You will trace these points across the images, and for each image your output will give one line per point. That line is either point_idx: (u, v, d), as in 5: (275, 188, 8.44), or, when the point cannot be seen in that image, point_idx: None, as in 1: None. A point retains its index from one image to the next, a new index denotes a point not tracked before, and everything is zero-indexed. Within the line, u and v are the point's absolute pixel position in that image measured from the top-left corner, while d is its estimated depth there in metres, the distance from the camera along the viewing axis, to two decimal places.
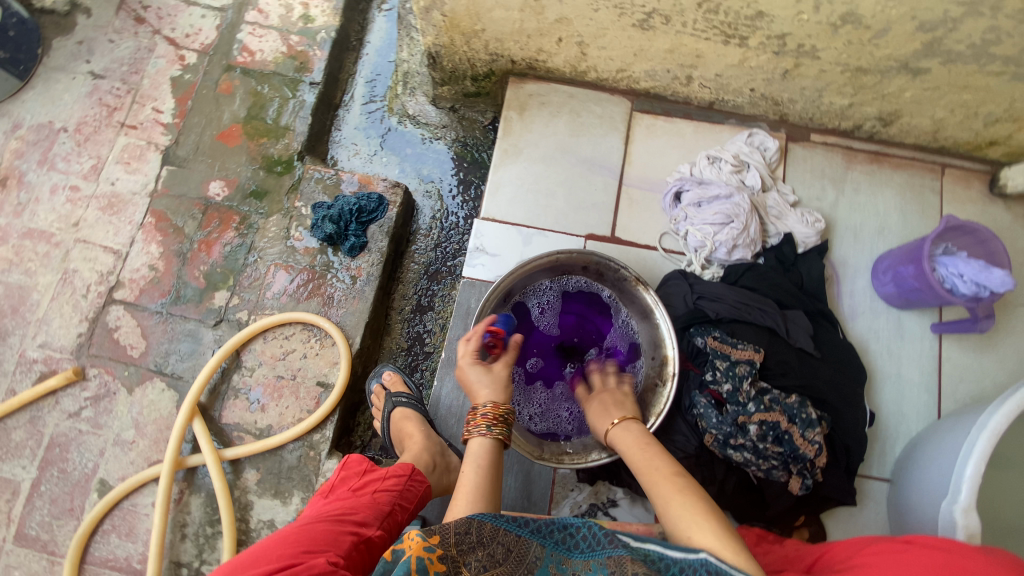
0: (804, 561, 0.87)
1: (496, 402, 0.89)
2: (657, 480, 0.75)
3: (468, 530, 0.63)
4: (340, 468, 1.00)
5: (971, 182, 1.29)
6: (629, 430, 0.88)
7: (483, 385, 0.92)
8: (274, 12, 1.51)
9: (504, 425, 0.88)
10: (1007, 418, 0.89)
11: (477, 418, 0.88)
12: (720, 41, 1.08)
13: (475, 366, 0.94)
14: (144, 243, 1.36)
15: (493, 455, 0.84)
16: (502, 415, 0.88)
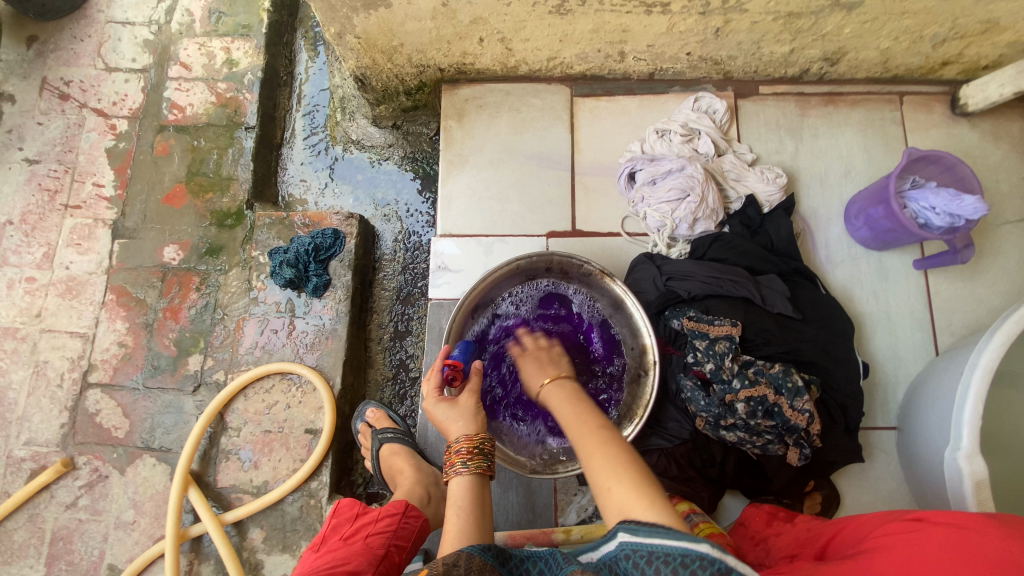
0: (816, 544, 0.84)
1: (469, 435, 0.83)
2: (583, 435, 0.68)
3: (456, 561, 0.60)
4: (330, 516, 0.99)
5: (932, 106, 1.24)
6: (563, 385, 0.80)
7: (454, 419, 0.86)
8: (197, 62, 1.48)
9: (481, 456, 0.83)
10: (997, 354, 0.85)
11: (453, 456, 0.83)
12: (643, 12, 1.03)
13: (440, 402, 0.88)
14: (110, 321, 1.35)
15: (477, 490, 0.81)
16: (477, 447, 0.83)
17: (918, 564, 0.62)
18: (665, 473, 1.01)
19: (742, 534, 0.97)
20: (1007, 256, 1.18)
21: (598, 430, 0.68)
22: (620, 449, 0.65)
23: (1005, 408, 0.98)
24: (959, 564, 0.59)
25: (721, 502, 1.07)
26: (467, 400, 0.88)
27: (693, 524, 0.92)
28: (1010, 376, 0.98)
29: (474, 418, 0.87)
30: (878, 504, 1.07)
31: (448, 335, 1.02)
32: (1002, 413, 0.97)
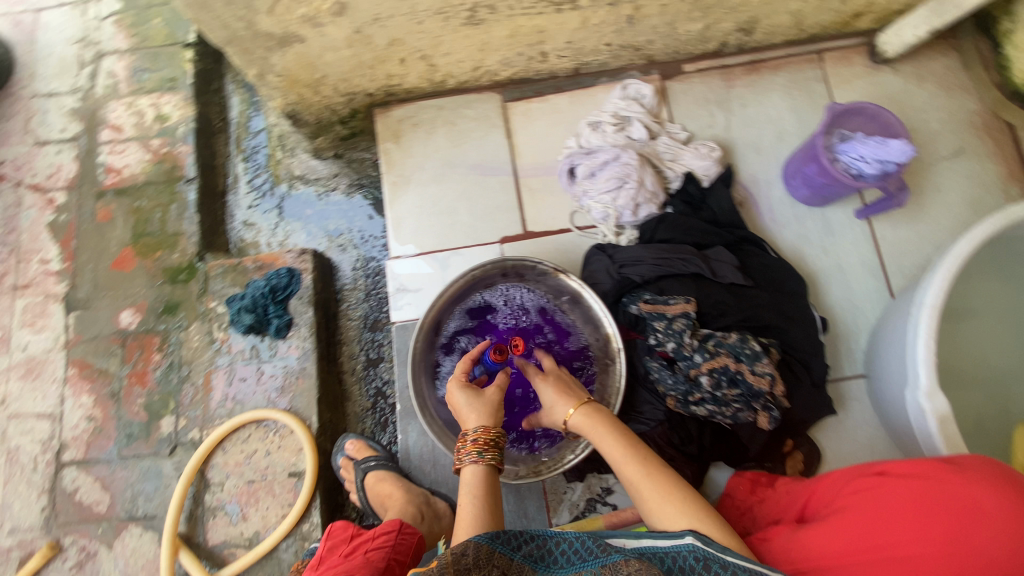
0: (795, 505, 0.84)
1: (486, 426, 0.85)
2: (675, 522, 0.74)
3: (464, 552, 0.64)
4: (326, 539, 0.99)
5: (852, 59, 1.27)
6: (596, 419, 0.86)
7: (474, 406, 0.89)
8: (127, 122, 1.46)
9: (495, 450, 0.84)
10: (942, 289, 0.86)
11: (466, 444, 0.85)
12: (554, 11, 1.05)
13: (466, 388, 0.91)
14: (75, 396, 1.32)
15: (488, 481, 0.82)
16: (493, 440, 0.84)
17: (892, 523, 0.63)
18: None
19: (730, 506, 0.99)
20: (946, 192, 1.21)
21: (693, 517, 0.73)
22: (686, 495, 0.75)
23: (957, 339, 1.03)
24: (932, 520, 0.60)
25: (708, 476, 1.09)
26: (493, 392, 0.91)
27: None
28: (956, 309, 1.03)
29: (494, 410, 0.89)
30: (859, 452, 1.09)
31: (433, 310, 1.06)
32: (957, 345, 1.03)
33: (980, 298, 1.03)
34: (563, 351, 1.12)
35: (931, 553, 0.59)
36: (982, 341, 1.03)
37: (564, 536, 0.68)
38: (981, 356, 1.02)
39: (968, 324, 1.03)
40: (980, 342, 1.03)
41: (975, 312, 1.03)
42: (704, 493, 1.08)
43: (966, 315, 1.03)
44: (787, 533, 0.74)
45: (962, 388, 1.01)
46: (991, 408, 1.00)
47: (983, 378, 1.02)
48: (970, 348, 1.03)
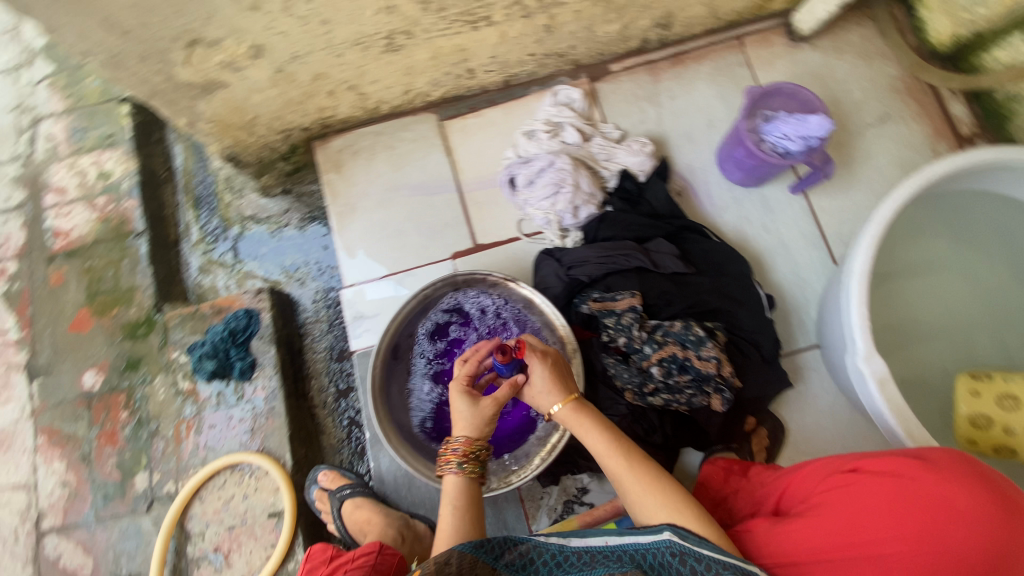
0: (771, 501, 0.82)
1: (470, 439, 0.86)
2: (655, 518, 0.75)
3: (448, 559, 0.67)
4: (306, 561, 1.01)
5: (772, 40, 1.30)
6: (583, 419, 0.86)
7: (466, 415, 0.88)
8: (71, 184, 1.46)
9: (475, 463, 0.86)
10: (868, 253, 0.88)
11: (449, 453, 0.86)
12: (471, 29, 1.07)
13: (466, 394, 0.89)
14: (47, 464, 1.31)
15: (468, 491, 0.85)
16: (474, 453, 0.85)
17: (867, 519, 0.63)
18: None
19: (705, 497, 0.98)
20: (877, 158, 1.24)
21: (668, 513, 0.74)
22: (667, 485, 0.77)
23: (890, 299, 1.15)
24: (907, 518, 0.61)
25: (681, 459, 1.11)
26: (488, 404, 0.88)
27: None
28: (884, 272, 1.16)
29: (484, 421, 0.88)
30: (821, 422, 1.11)
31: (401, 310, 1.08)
32: (899, 302, 1.15)
33: (906, 259, 1.16)
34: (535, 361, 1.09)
35: (903, 549, 0.60)
36: (921, 297, 1.15)
37: (547, 548, 0.71)
38: (913, 311, 1.15)
39: (898, 284, 1.15)
40: (911, 299, 1.15)
41: (903, 273, 1.15)
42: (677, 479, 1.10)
43: (895, 276, 1.16)
44: (760, 529, 0.74)
45: (900, 342, 1.13)
46: (927, 357, 1.12)
47: (917, 331, 1.14)
48: (904, 306, 1.15)
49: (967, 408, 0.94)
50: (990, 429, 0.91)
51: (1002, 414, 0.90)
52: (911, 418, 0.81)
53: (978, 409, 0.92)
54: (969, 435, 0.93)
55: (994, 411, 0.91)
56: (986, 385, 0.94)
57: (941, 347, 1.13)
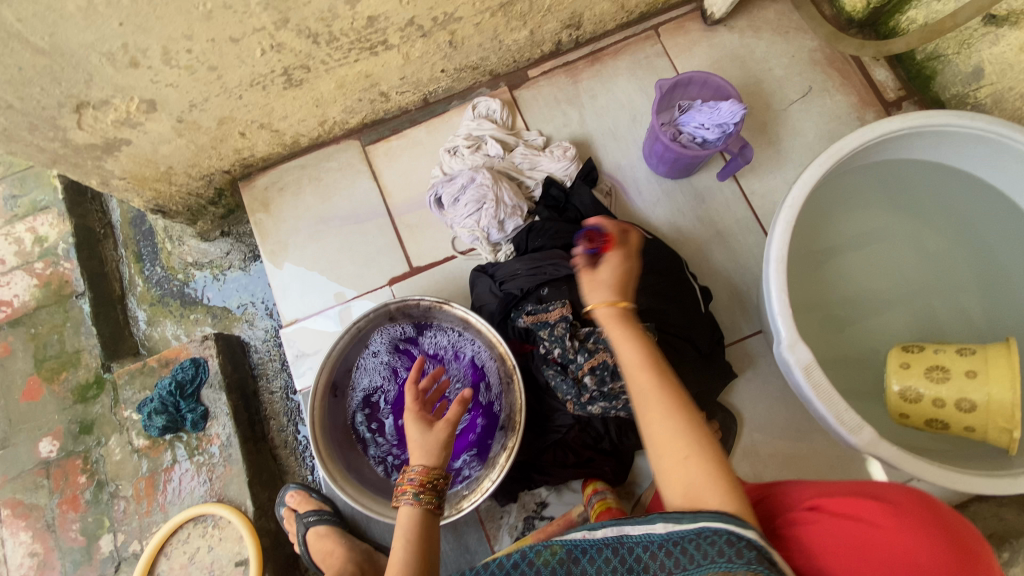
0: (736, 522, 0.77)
1: (426, 468, 0.80)
2: (667, 457, 0.63)
3: None
4: None
5: (687, 26, 1.28)
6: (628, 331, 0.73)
7: (417, 441, 0.82)
8: (8, 253, 1.44)
9: (433, 493, 0.79)
10: (783, 242, 0.87)
11: (404, 483, 0.80)
12: (370, 55, 1.05)
13: (418, 420, 0.83)
14: (14, 536, 1.29)
15: (422, 524, 0.78)
16: (431, 482, 0.79)
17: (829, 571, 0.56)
18: (566, 463, 1.05)
19: None
20: (804, 134, 1.23)
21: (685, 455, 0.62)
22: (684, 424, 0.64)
23: (831, 274, 1.14)
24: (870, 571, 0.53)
25: (636, 463, 1.10)
26: (441, 429, 0.82)
27: (591, 505, 0.98)
28: (824, 248, 1.15)
29: (439, 445, 0.81)
30: (770, 408, 1.12)
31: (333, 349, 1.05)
32: (836, 278, 1.14)
33: (846, 233, 1.14)
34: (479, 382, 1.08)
35: None
36: (857, 271, 1.14)
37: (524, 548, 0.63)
38: (856, 286, 1.14)
39: (838, 259, 1.14)
40: (850, 273, 1.14)
41: (843, 247, 1.15)
42: (633, 481, 1.10)
43: (835, 251, 1.15)
44: None
45: (843, 318, 1.13)
46: (871, 331, 1.11)
47: (860, 305, 1.13)
48: (845, 281, 1.14)
49: (898, 382, 0.94)
50: (921, 401, 0.91)
51: (931, 386, 0.90)
52: (840, 404, 0.80)
53: (908, 382, 0.92)
54: (901, 409, 0.93)
55: (924, 385, 0.91)
56: (916, 357, 0.94)
57: (885, 320, 1.12)
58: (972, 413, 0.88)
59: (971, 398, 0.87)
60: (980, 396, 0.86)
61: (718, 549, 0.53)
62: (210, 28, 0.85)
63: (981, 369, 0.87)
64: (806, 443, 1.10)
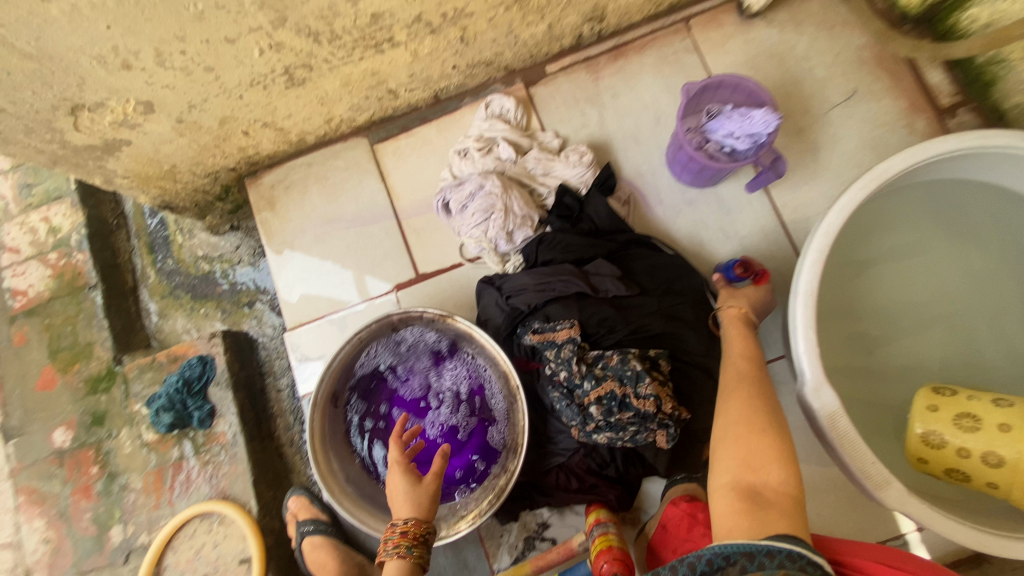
0: None
1: (418, 520, 0.82)
2: (735, 424, 0.74)
3: None
4: None
5: (722, 19, 1.18)
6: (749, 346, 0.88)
7: (405, 494, 0.85)
8: (23, 242, 1.45)
9: (423, 546, 0.81)
10: (814, 273, 0.79)
11: (394, 537, 0.81)
12: (376, 53, 0.99)
13: (406, 473, 0.86)
14: (28, 522, 1.33)
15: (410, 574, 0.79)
16: (422, 535, 0.81)
17: None
18: (569, 487, 1.01)
19: (667, 542, 0.92)
20: (844, 141, 1.13)
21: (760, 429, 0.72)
22: (762, 407, 0.75)
23: (865, 289, 1.05)
24: None
25: (642, 488, 1.06)
26: (431, 482, 0.85)
27: (593, 538, 0.94)
28: (860, 260, 1.06)
29: (428, 500, 0.85)
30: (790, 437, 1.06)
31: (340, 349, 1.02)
32: (866, 295, 1.05)
33: (887, 246, 1.05)
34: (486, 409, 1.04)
35: None
36: (891, 289, 1.05)
37: None
38: (891, 303, 1.05)
39: (875, 273, 1.05)
40: (883, 290, 1.05)
41: (883, 261, 1.05)
42: (639, 507, 1.06)
43: (873, 264, 1.06)
44: None
45: (874, 338, 1.04)
46: (902, 354, 1.03)
47: (894, 325, 1.05)
48: (879, 298, 1.05)
49: (922, 425, 0.88)
50: (943, 449, 0.85)
51: (958, 434, 0.84)
52: (867, 457, 0.74)
53: (932, 426, 0.87)
54: (920, 453, 0.88)
55: (950, 432, 0.85)
56: (946, 401, 0.88)
57: (916, 345, 1.03)
58: (999, 469, 0.81)
59: (1000, 453, 0.81)
60: (1010, 452, 0.80)
61: (771, 559, 0.56)
62: (203, 30, 0.80)
63: (1017, 424, 0.80)
64: (824, 474, 1.04)
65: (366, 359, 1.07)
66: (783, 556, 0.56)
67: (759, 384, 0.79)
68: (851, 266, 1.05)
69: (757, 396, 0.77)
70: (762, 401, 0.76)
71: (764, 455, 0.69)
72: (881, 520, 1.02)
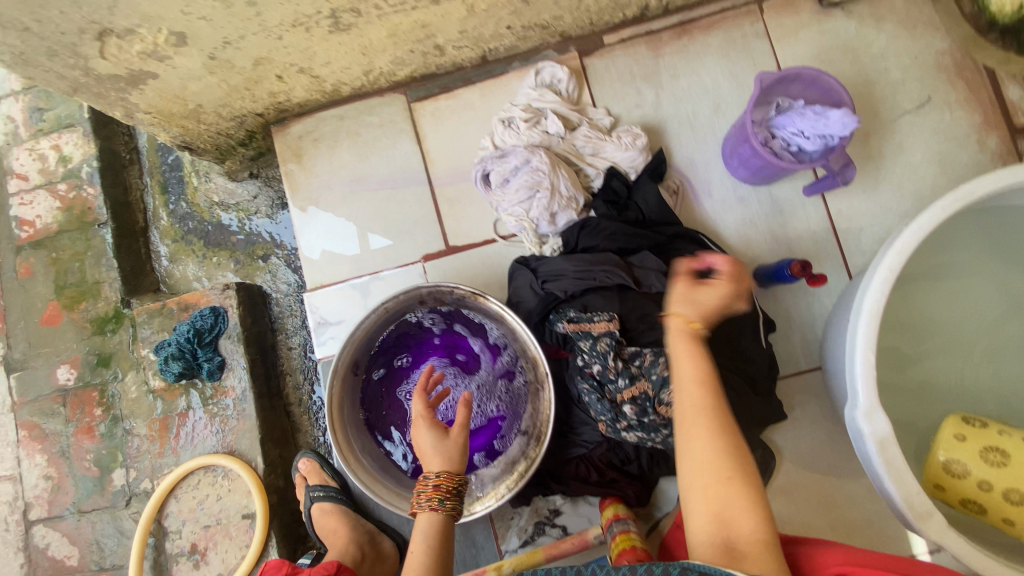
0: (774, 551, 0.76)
1: (450, 473, 0.81)
2: (701, 475, 0.64)
3: None
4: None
5: (798, 6, 1.10)
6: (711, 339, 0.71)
7: (433, 447, 0.83)
8: (32, 169, 1.39)
9: (455, 497, 0.81)
10: (881, 293, 0.76)
11: (426, 489, 0.81)
12: (430, 4, 0.91)
13: (433, 428, 0.84)
14: (29, 457, 1.32)
15: (439, 531, 0.79)
16: (455, 488, 0.81)
17: None
18: (587, 479, 1.00)
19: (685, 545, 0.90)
20: (909, 152, 1.07)
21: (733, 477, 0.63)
22: (732, 452, 0.64)
23: (914, 303, 1.01)
24: None
25: (658, 485, 1.04)
26: (457, 435, 0.84)
27: (613, 534, 0.91)
28: (912, 272, 1.01)
29: (456, 452, 0.83)
30: (814, 449, 1.04)
31: (377, 307, 0.98)
32: (905, 311, 1.01)
33: (936, 264, 1.00)
34: (509, 405, 1.04)
35: None
36: (930, 307, 1.01)
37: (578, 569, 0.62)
38: (937, 321, 1.01)
39: (924, 289, 1.01)
40: (922, 308, 1.01)
41: (933, 278, 1.00)
42: (654, 504, 1.04)
43: (924, 278, 1.01)
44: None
45: (907, 356, 1.01)
46: (942, 373, 1.00)
47: (937, 342, 1.01)
48: (916, 316, 1.01)
49: (944, 453, 0.87)
50: (964, 479, 0.84)
51: (981, 466, 0.84)
52: (912, 485, 0.73)
53: (955, 455, 0.86)
54: (937, 478, 0.88)
55: (975, 463, 0.84)
56: (974, 432, 0.87)
57: (946, 368, 1.00)
58: (1018, 507, 0.81)
59: (1021, 491, 0.80)
60: None
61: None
62: None
63: None
64: (841, 486, 1.03)
65: (409, 316, 1.05)
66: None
67: (725, 418, 0.66)
68: (905, 277, 1.00)
69: (726, 435, 0.65)
70: (722, 427, 0.65)
71: (739, 507, 0.61)
72: (893, 540, 1.02)
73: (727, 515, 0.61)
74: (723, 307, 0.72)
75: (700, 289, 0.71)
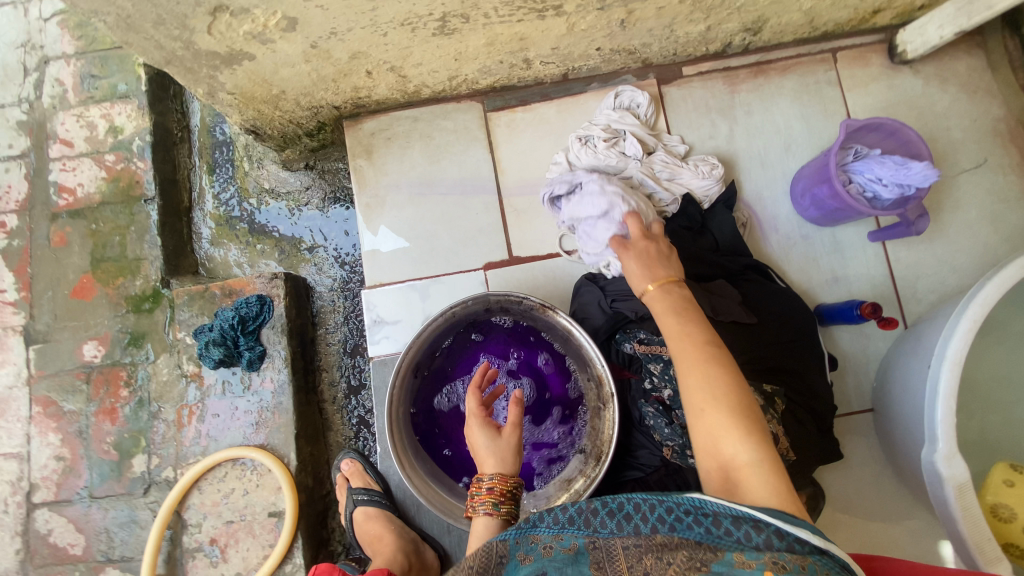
0: None
1: (502, 475, 0.78)
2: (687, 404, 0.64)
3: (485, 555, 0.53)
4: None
5: (869, 59, 1.14)
6: (671, 294, 0.74)
7: (486, 447, 0.81)
8: (78, 136, 1.35)
9: (511, 501, 0.77)
10: (964, 342, 0.77)
11: (480, 493, 0.77)
12: (536, 18, 0.92)
13: (485, 427, 0.82)
14: (41, 435, 1.26)
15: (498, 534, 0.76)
16: (510, 490, 0.77)
17: None
18: None
19: None
20: (965, 208, 1.11)
21: (710, 399, 0.62)
22: (712, 374, 0.63)
23: (987, 356, 0.94)
24: None
25: None
26: (510, 435, 0.81)
27: None
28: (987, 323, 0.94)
29: (510, 451, 0.80)
30: (860, 489, 1.06)
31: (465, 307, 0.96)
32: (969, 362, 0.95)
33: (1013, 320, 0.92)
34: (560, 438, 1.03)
35: None
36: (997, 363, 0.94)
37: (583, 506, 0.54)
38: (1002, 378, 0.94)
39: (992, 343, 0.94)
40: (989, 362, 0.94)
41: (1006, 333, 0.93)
42: None
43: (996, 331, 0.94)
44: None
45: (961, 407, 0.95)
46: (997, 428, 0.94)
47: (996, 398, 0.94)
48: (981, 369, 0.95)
49: (992, 496, 0.87)
50: (1009, 523, 0.83)
51: None
52: (985, 532, 0.74)
53: (1002, 500, 0.85)
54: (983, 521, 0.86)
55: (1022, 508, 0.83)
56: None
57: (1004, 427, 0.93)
58: None
59: None
60: None
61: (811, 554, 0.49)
62: None
63: None
64: (886, 529, 1.04)
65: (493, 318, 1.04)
66: (794, 539, 0.50)
67: (700, 344, 0.66)
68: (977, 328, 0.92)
69: (704, 359, 0.64)
70: (709, 361, 0.64)
71: (723, 430, 0.60)
72: None
73: (716, 441, 0.60)
74: (647, 261, 0.79)
75: (624, 270, 0.81)
